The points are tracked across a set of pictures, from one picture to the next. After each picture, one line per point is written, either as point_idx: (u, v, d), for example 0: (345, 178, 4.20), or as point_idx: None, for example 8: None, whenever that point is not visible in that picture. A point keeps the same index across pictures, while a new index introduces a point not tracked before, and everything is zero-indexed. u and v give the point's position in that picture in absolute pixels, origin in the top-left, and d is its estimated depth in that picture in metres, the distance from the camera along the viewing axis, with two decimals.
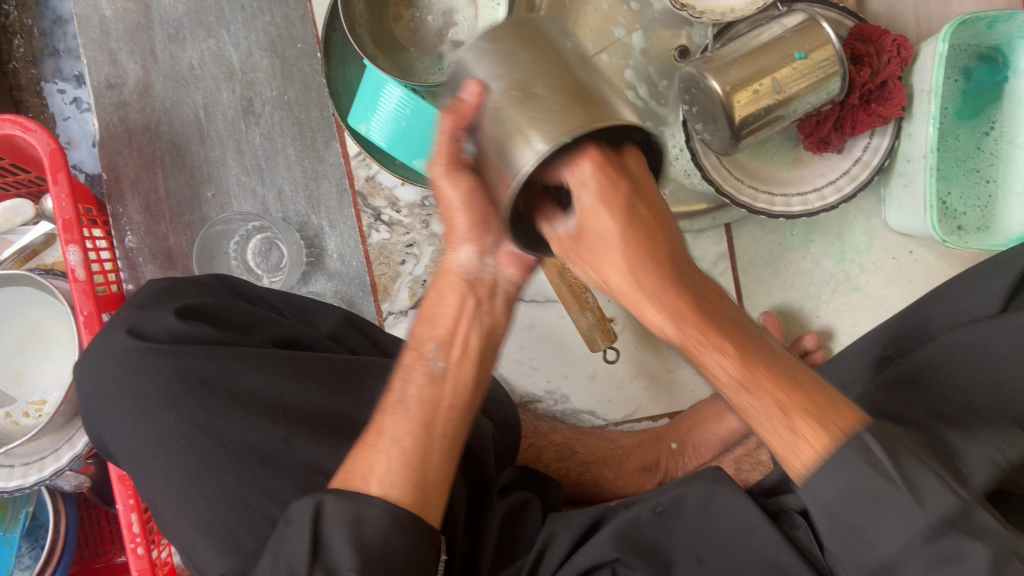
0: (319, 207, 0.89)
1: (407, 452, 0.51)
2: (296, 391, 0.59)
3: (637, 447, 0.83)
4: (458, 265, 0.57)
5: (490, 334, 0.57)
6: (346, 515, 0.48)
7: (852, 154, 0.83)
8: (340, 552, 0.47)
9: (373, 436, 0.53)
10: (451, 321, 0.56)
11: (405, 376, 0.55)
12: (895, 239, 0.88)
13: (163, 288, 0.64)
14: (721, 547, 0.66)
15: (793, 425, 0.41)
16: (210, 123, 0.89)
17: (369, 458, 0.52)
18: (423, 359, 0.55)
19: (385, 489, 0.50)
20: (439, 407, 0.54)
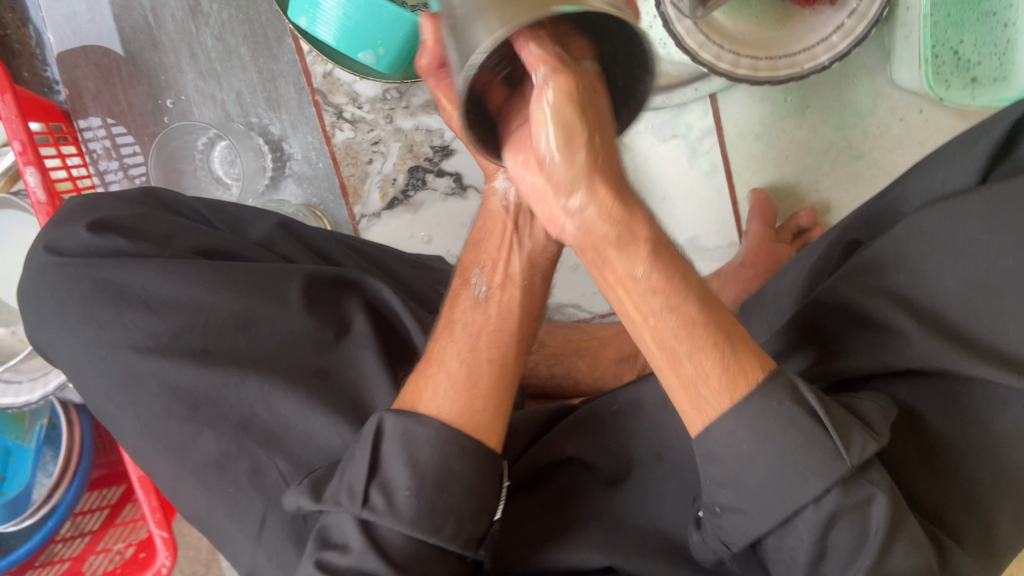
0: (280, 108, 0.86)
1: (462, 374, 0.53)
2: (214, 299, 0.61)
3: (613, 337, 0.81)
4: (498, 196, 0.63)
5: (531, 261, 0.60)
6: (401, 436, 0.50)
7: (847, 5, 0.72)
8: (397, 471, 0.49)
9: (427, 365, 0.55)
10: (497, 249, 0.60)
11: (454, 304, 0.59)
12: (904, 98, 0.78)
13: (79, 204, 0.65)
14: (680, 444, 0.62)
15: (697, 365, 0.40)
16: (160, 27, 0.86)
17: (422, 385, 0.54)
18: (469, 287, 0.59)
19: (438, 407, 0.52)
20: (487, 331, 0.56)
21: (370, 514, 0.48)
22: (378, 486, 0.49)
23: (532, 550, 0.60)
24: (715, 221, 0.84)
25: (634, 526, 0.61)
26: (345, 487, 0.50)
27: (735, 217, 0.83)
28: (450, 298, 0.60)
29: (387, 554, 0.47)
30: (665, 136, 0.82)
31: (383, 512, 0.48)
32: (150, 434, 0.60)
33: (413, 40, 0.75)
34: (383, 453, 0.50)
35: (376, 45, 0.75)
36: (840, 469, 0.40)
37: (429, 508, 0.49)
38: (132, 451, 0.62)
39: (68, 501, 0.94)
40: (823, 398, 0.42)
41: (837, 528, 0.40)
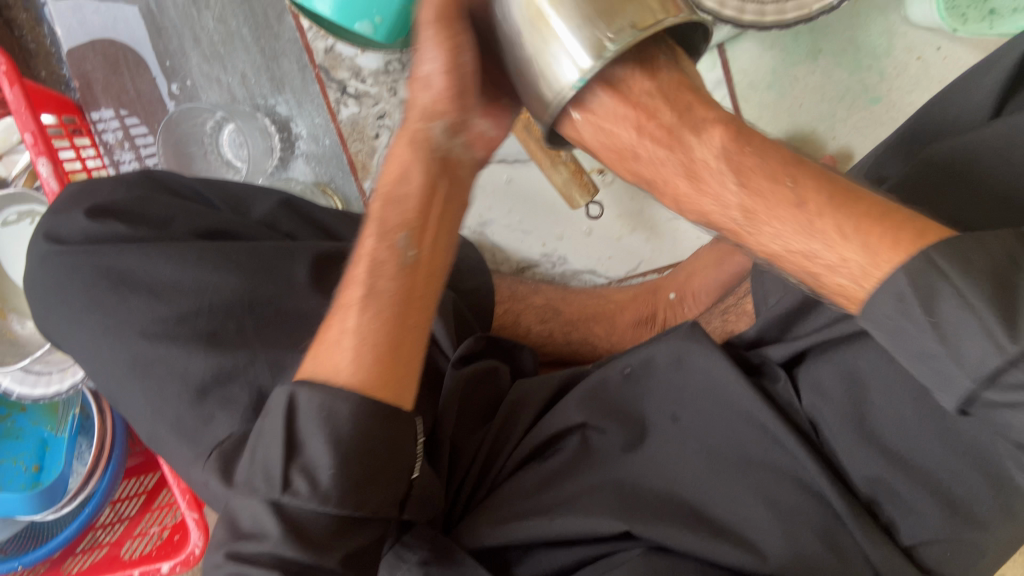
0: (284, 87, 0.86)
1: (367, 336, 0.47)
2: (218, 282, 0.61)
3: (630, 301, 0.79)
4: (423, 134, 0.50)
5: (464, 217, 0.53)
6: (320, 410, 0.45)
7: None
8: (315, 449, 0.45)
9: (335, 328, 0.48)
10: (420, 203, 0.51)
11: (372, 266, 0.49)
12: (921, 36, 0.75)
13: (78, 190, 0.64)
14: (694, 404, 0.61)
15: (822, 254, 0.39)
16: (162, 13, 0.86)
17: (332, 356, 0.47)
18: (391, 247, 0.50)
19: (351, 375, 0.46)
20: (412, 296, 0.50)
21: (290, 499, 0.44)
22: (299, 469, 0.45)
23: (526, 519, 0.59)
24: None
25: (646, 492, 0.59)
26: (263, 471, 0.45)
27: None
28: (368, 256, 0.50)
29: (300, 538, 0.44)
30: None
31: (306, 496, 0.44)
32: (161, 415, 0.60)
33: (411, 8, 0.74)
34: (302, 429, 0.45)
35: (372, 15, 0.74)
36: (964, 372, 0.35)
37: (356, 482, 0.45)
38: (145, 430, 0.63)
39: (104, 488, 0.95)
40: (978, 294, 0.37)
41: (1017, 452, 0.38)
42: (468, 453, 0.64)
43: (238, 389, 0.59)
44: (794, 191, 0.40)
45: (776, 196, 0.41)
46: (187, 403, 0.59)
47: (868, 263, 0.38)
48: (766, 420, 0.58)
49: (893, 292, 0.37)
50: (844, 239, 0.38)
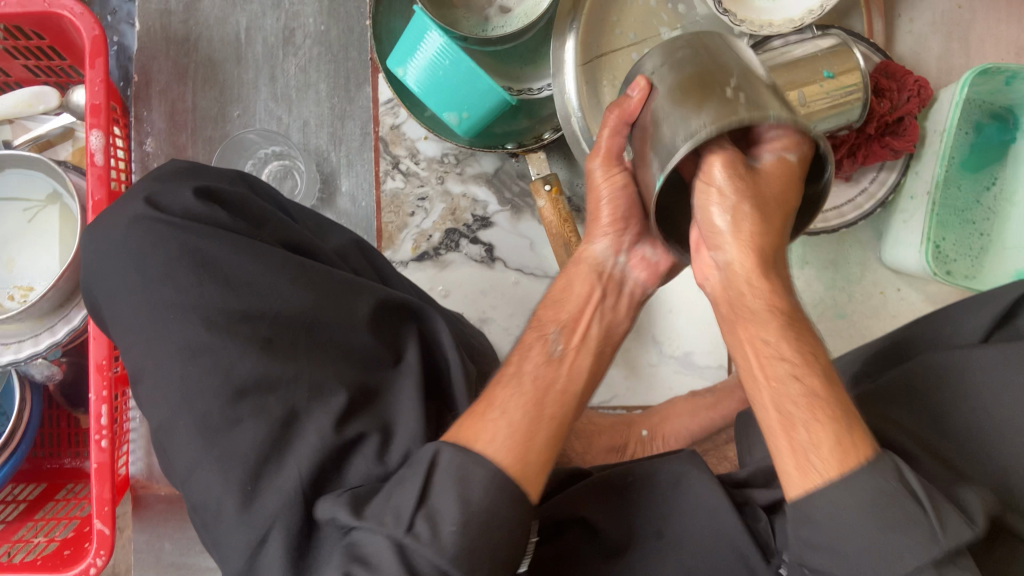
0: (341, 145, 0.91)
1: (519, 425, 0.52)
2: (290, 295, 0.63)
3: (608, 428, 0.86)
4: (592, 257, 0.64)
5: (609, 331, 0.62)
6: (456, 472, 0.48)
7: (859, 183, 0.87)
8: (445, 504, 0.47)
9: (483, 407, 0.53)
10: (578, 307, 0.61)
11: (523, 354, 0.58)
12: (886, 275, 0.91)
13: (185, 168, 0.65)
14: (685, 523, 0.67)
15: (811, 435, 0.46)
16: (248, 46, 0.91)
17: (475, 427, 0.52)
18: (544, 340, 0.58)
19: (493, 453, 0.50)
20: (553, 389, 0.55)
21: (411, 540, 0.46)
22: (424, 515, 0.47)
23: None
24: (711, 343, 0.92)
25: None
26: (391, 510, 0.48)
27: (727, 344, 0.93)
28: (523, 345, 0.59)
29: None
30: None
31: (426, 540, 0.46)
32: (189, 407, 0.59)
33: (495, 113, 0.84)
34: (436, 483, 0.49)
35: (461, 109, 0.83)
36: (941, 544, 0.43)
37: (471, 549, 0.47)
38: (158, 419, 0.60)
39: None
40: (933, 496, 0.45)
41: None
42: None
43: (279, 399, 0.59)
44: (805, 359, 0.48)
45: (783, 375, 0.47)
46: (221, 401, 0.58)
47: (845, 448, 0.45)
48: (747, 552, 0.64)
49: (881, 476, 0.44)
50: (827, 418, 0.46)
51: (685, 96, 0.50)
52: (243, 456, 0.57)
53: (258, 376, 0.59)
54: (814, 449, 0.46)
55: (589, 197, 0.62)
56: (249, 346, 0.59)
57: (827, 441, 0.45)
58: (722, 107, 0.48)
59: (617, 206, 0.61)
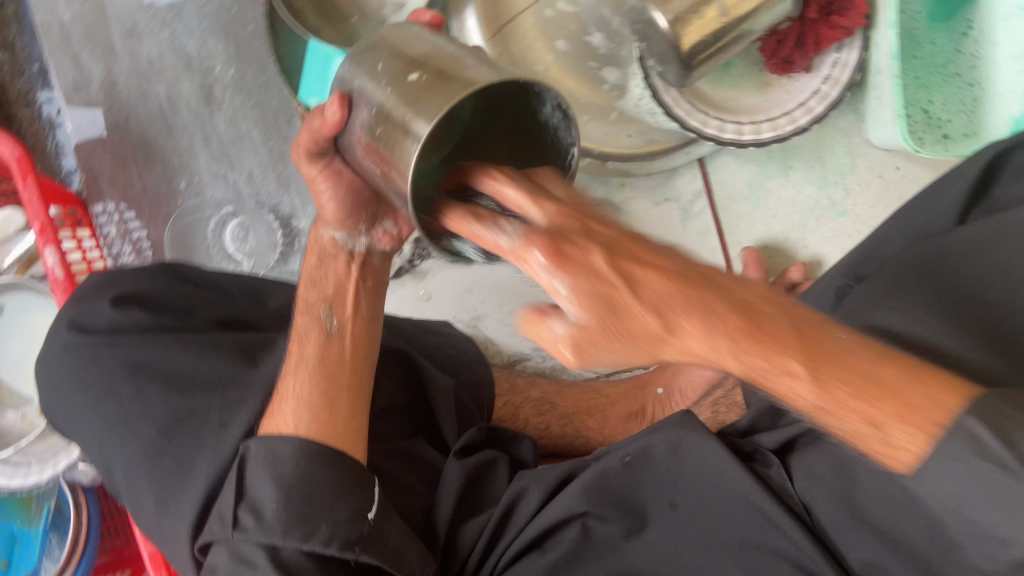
0: (290, 186, 0.90)
1: (304, 397, 0.59)
2: (232, 372, 0.62)
3: (621, 396, 0.82)
4: (333, 239, 0.65)
5: (367, 290, 0.67)
6: (295, 453, 0.55)
7: (821, 72, 0.79)
8: (264, 489, 0.53)
9: (278, 400, 0.59)
10: (338, 283, 0.65)
11: (303, 338, 0.63)
12: (880, 156, 0.84)
13: (104, 278, 0.67)
14: (694, 489, 0.65)
15: (842, 421, 0.34)
16: (175, 114, 0.91)
17: (276, 417, 0.58)
18: (317, 322, 0.63)
19: (293, 426, 0.57)
20: (341, 361, 0.62)
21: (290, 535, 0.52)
22: (296, 507, 0.52)
23: None
24: None
25: None
26: (256, 512, 0.53)
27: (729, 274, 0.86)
28: (297, 332, 0.63)
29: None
30: (658, 200, 0.86)
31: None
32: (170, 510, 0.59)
33: None
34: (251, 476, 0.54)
35: None
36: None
37: (349, 516, 0.53)
38: (151, 525, 0.62)
39: None
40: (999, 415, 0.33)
41: None
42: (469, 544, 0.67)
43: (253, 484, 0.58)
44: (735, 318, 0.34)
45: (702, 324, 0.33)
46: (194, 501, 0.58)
47: (825, 390, 0.33)
48: (765, 507, 0.61)
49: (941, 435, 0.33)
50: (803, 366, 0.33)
51: (393, 132, 0.43)
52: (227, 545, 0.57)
53: (222, 463, 0.58)
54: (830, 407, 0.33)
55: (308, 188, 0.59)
56: (205, 437, 0.59)
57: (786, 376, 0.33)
58: (431, 83, 0.42)
59: (342, 203, 0.60)
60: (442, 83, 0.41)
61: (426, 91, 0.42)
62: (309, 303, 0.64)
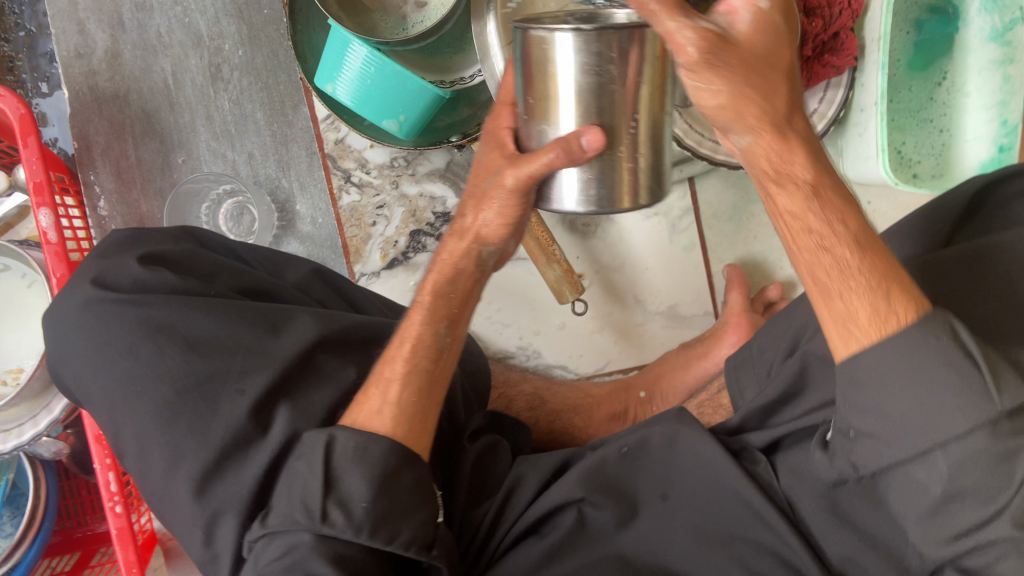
0: (290, 170, 0.91)
1: (404, 409, 0.59)
2: (251, 336, 0.64)
3: (606, 396, 0.87)
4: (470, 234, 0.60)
5: (470, 294, 0.64)
6: (354, 450, 0.56)
7: (809, 106, 0.85)
8: (353, 485, 0.55)
9: (372, 396, 0.60)
10: (464, 297, 0.63)
11: (417, 346, 0.61)
12: (854, 190, 0.90)
13: (129, 237, 0.69)
14: (686, 482, 0.68)
15: (849, 301, 0.46)
16: (179, 90, 0.90)
17: (367, 414, 0.59)
18: (436, 334, 0.61)
19: (385, 429, 0.58)
20: (444, 374, 0.62)
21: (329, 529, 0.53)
22: (336, 502, 0.54)
23: None
24: (691, 293, 0.92)
25: (639, 564, 0.66)
26: (301, 506, 0.54)
27: (710, 288, 0.92)
28: (417, 338, 0.61)
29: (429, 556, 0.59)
30: (648, 214, 0.90)
31: None
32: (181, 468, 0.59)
33: (432, 109, 0.82)
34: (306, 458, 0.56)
35: (398, 113, 0.82)
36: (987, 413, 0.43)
37: (385, 515, 0.54)
38: (153, 486, 0.62)
39: (29, 561, 0.89)
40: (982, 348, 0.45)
41: (986, 470, 0.43)
42: (473, 524, 0.70)
43: (258, 458, 0.60)
44: (841, 210, 0.47)
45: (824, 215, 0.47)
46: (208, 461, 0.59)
47: (881, 315, 0.45)
48: (754, 502, 0.64)
49: (931, 339, 0.44)
50: (880, 279, 0.46)
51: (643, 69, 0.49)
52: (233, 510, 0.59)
53: (234, 432, 0.60)
54: (846, 296, 0.46)
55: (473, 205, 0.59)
56: (218, 403, 0.61)
57: (860, 288, 0.46)
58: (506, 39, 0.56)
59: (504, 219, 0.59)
60: (537, 73, 0.51)
61: (544, 72, 0.50)
62: (432, 313, 0.62)
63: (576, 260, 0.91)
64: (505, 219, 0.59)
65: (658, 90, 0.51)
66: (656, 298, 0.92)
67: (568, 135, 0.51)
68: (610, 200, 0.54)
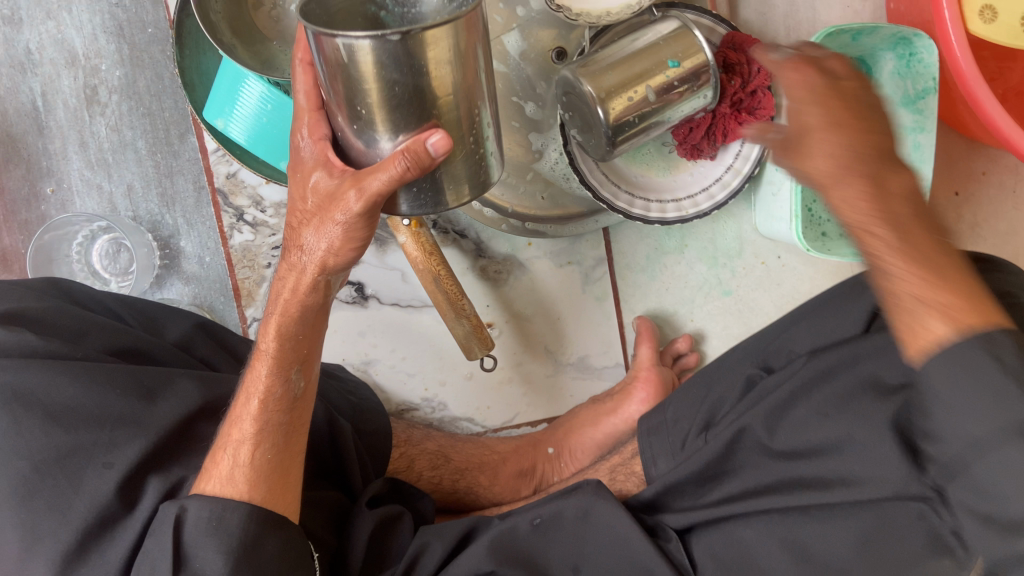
0: (175, 206, 0.83)
1: (258, 468, 0.56)
2: (122, 402, 0.56)
3: (513, 453, 0.83)
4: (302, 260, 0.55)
5: (315, 329, 0.59)
6: (208, 521, 0.52)
7: (723, 162, 0.84)
8: (205, 560, 0.52)
9: (220, 448, 0.56)
10: (309, 338, 0.59)
11: (268, 396, 0.57)
12: (765, 244, 0.89)
13: None
14: (598, 558, 0.65)
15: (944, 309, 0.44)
16: (49, 112, 0.82)
17: (220, 460, 0.56)
18: (285, 379, 0.58)
19: (238, 490, 0.55)
20: (299, 422, 0.59)
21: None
22: None
23: None
24: (600, 345, 0.90)
25: None
26: None
27: (622, 342, 0.90)
28: (262, 383, 0.57)
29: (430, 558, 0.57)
30: (561, 262, 0.88)
31: None
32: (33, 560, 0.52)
33: None
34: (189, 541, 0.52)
35: None
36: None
37: None
38: None
39: None
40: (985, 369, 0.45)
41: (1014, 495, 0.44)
42: None
43: (124, 536, 0.53)
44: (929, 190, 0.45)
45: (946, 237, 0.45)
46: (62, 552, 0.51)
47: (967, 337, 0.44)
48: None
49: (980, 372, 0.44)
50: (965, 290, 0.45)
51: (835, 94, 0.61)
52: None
53: (96, 515, 0.53)
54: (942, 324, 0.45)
55: (303, 230, 0.54)
56: (85, 477, 0.53)
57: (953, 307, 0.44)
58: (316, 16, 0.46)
59: (342, 247, 0.54)
60: (343, 71, 0.43)
61: (352, 76, 0.43)
62: (279, 359, 0.58)
63: (485, 309, 0.87)
64: (349, 239, 0.53)
65: (468, 81, 0.46)
66: (568, 350, 0.89)
67: (408, 141, 0.46)
68: (434, 204, 0.53)
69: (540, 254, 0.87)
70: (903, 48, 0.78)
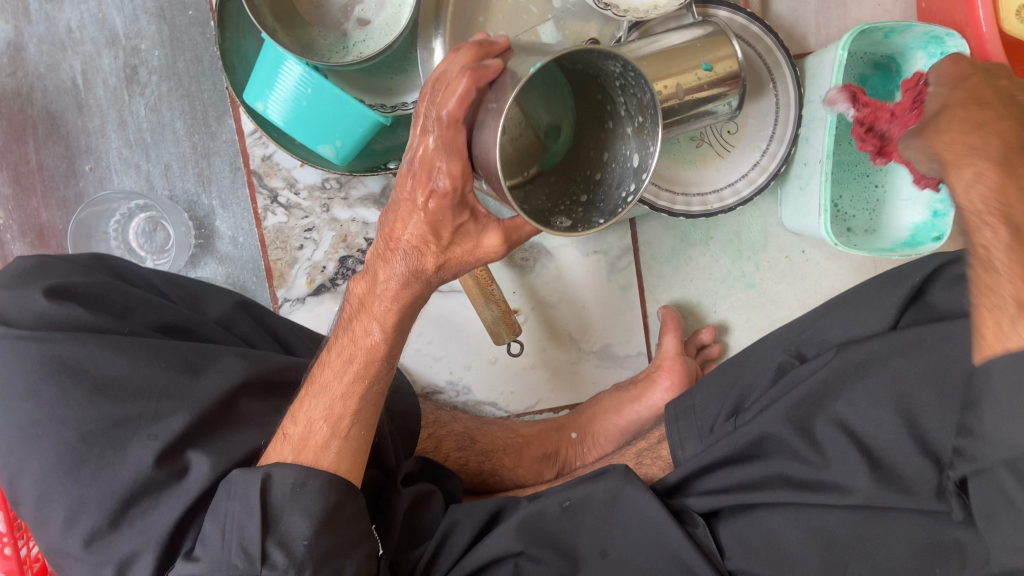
0: (210, 186, 0.85)
1: (347, 441, 0.58)
2: (166, 376, 0.57)
3: (536, 436, 0.84)
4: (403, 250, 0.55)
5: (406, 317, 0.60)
6: (293, 486, 0.54)
7: (750, 158, 0.85)
8: (291, 523, 0.53)
9: (315, 428, 0.57)
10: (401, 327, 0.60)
11: (368, 389, 0.59)
12: (790, 239, 0.90)
13: (34, 266, 0.61)
14: (626, 540, 0.66)
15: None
16: (89, 91, 0.83)
17: (316, 439, 0.57)
18: (383, 372, 0.60)
19: (335, 467, 0.57)
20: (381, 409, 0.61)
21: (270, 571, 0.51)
22: (276, 541, 0.52)
23: None
24: (624, 334, 0.91)
25: None
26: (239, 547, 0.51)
27: (645, 331, 0.91)
28: (364, 376, 0.59)
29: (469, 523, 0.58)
30: (588, 251, 0.89)
31: None
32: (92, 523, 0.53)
33: (370, 136, 0.78)
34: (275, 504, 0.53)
35: (334, 138, 0.76)
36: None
37: (327, 552, 0.53)
38: (48, 541, 0.55)
39: None
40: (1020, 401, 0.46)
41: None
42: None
43: (176, 504, 0.55)
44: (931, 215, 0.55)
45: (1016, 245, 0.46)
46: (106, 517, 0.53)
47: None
48: (682, 553, 0.64)
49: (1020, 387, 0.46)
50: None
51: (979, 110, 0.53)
52: (145, 557, 0.53)
53: (144, 481, 0.54)
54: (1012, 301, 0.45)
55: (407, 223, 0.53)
56: (130, 446, 0.54)
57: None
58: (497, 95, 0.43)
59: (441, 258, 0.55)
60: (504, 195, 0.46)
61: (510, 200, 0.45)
62: (382, 354, 0.59)
63: (512, 295, 0.89)
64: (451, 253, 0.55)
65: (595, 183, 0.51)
66: (592, 338, 0.91)
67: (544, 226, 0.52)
68: None
69: (567, 243, 0.89)
70: (935, 47, 0.78)
